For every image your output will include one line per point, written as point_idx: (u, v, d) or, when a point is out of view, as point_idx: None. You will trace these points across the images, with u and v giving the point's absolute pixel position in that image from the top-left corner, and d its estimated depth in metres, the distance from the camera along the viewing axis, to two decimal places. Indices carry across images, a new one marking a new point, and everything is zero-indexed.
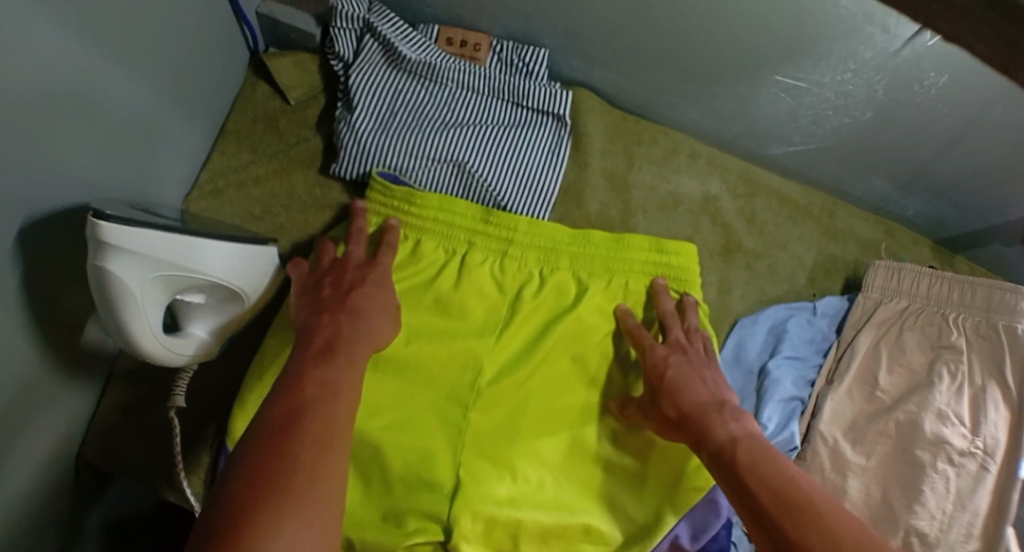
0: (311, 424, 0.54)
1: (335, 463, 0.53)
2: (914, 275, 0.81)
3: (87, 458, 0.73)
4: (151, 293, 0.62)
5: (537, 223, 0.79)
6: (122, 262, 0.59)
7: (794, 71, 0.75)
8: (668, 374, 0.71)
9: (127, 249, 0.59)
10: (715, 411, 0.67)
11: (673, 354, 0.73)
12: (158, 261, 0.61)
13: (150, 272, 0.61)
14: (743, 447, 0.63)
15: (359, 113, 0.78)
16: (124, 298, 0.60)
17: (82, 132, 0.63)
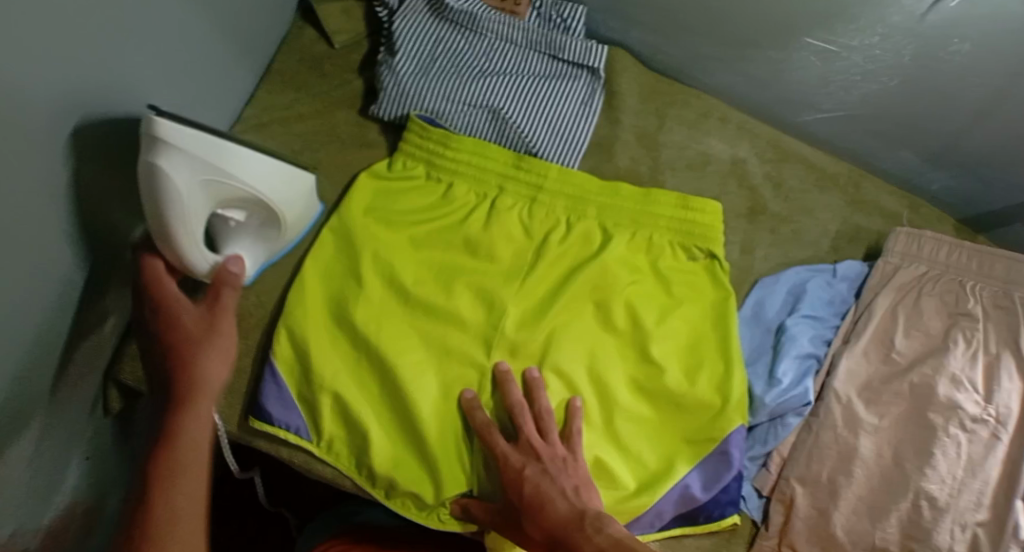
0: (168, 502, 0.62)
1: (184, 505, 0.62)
2: (935, 242, 0.83)
3: (115, 375, 0.75)
4: (196, 198, 0.65)
5: (568, 173, 0.82)
6: (172, 160, 0.63)
7: (825, 34, 0.77)
8: (527, 488, 0.70)
9: (178, 148, 0.63)
10: (576, 527, 0.67)
11: (550, 463, 0.72)
12: (210, 166, 0.65)
13: (197, 176, 0.64)
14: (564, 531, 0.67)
15: (401, 56, 0.81)
16: (172, 196, 0.64)
17: (145, 49, 0.67)
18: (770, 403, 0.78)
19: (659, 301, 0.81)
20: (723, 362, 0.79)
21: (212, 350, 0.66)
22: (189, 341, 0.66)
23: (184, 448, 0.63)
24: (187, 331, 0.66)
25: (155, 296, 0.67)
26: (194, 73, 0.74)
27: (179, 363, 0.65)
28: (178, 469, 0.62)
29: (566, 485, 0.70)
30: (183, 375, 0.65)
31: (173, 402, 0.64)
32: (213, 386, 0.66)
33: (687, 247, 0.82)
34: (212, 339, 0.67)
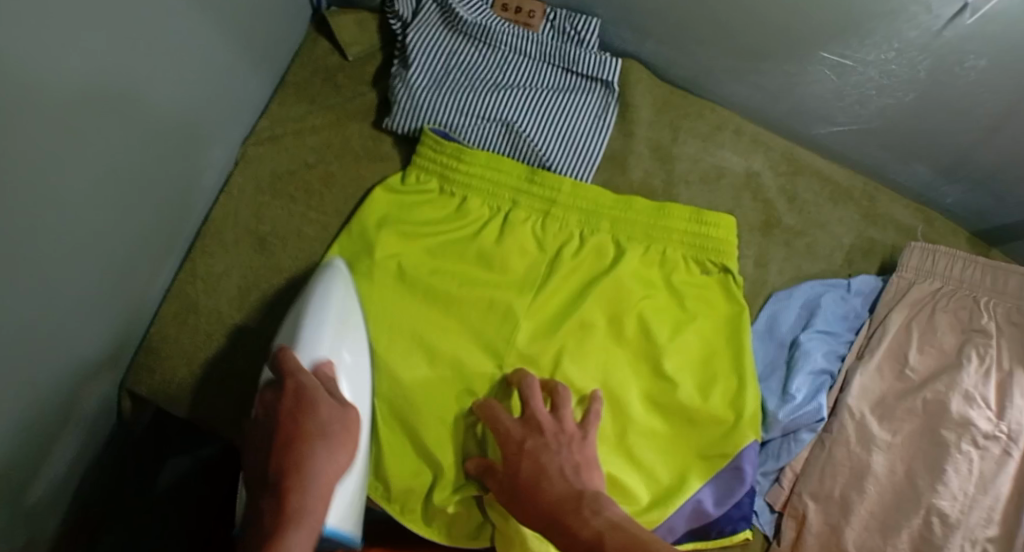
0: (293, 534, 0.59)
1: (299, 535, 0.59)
2: (949, 258, 0.82)
3: (131, 385, 0.74)
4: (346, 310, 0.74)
5: (581, 187, 0.81)
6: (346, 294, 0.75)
7: (840, 48, 0.77)
8: (521, 468, 0.68)
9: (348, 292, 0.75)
10: (573, 508, 0.63)
11: (552, 443, 0.69)
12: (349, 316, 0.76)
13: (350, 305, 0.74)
14: (557, 508, 0.64)
15: (415, 69, 0.81)
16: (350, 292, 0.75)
17: (162, 67, 0.66)
18: (783, 419, 0.78)
19: (673, 316, 0.81)
20: (736, 377, 0.79)
21: (331, 450, 0.63)
22: (317, 439, 0.63)
23: (303, 529, 0.59)
24: (301, 440, 0.63)
25: (286, 401, 0.65)
26: (209, 87, 0.73)
27: (296, 447, 0.63)
28: (295, 533, 0.59)
29: (566, 464, 0.68)
30: (299, 461, 0.62)
31: (284, 478, 0.61)
32: (335, 477, 0.63)
33: (700, 261, 0.82)
34: (339, 446, 0.64)
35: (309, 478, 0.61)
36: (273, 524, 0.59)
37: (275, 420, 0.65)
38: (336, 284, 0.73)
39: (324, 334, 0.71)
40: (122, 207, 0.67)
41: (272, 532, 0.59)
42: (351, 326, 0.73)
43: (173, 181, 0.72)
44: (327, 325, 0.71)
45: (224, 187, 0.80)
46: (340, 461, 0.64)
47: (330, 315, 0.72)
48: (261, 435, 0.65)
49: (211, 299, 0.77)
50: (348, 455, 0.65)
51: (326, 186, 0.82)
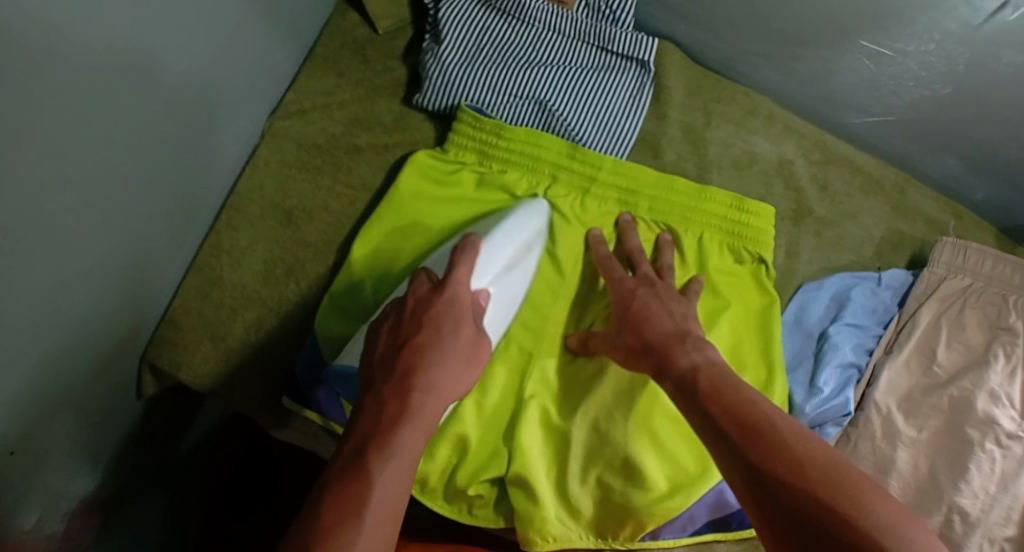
0: (389, 460, 0.55)
1: (410, 447, 0.56)
2: (980, 254, 0.81)
3: (153, 358, 0.72)
4: (527, 255, 0.75)
5: (623, 165, 0.80)
6: (531, 215, 0.76)
7: (879, 37, 0.76)
8: (632, 306, 0.72)
9: (535, 225, 0.76)
10: (676, 341, 0.67)
11: (658, 290, 0.73)
12: (522, 261, 0.74)
13: (533, 232, 0.76)
14: (703, 374, 0.63)
15: (446, 44, 0.79)
16: (533, 232, 0.76)
17: (192, 33, 0.64)
18: (810, 411, 0.77)
19: (706, 303, 0.78)
20: (765, 369, 0.77)
21: (456, 362, 0.62)
22: (452, 353, 0.62)
23: (413, 435, 0.57)
24: (432, 346, 0.61)
25: (435, 302, 0.64)
26: (237, 53, 0.72)
27: (428, 343, 0.61)
28: (383, 468, 0.54)
29: (675, 310, 0.71)
30: (425, 365, 0.60)
31: (406, 379, 0.59)
32: (451, 394, 0.61)
33: (735, 249, 0.80)
34: (462, 362, 0.62)
35: (417, 397, 0.59)
36: (377, 427, 0.56)
37: (419, 312, 0.63)
38: (529, 214, 0.76)
39: (503, 252, 0.72)
40: (147, 177, 0.65)
41: (368, 443, 0.55)
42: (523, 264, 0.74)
43: (198, 149, 0.71)
44: (509, 249, 0.72)
45: (249, 159, 0.78)
46: (455, 386, 0.61)
47: (508, 251, 0.72)
48: (408, 318, 0.63)
49: (236, 272, 0.75)
50: (464, 383, 0.62)
51: (354, 160, 0.81)
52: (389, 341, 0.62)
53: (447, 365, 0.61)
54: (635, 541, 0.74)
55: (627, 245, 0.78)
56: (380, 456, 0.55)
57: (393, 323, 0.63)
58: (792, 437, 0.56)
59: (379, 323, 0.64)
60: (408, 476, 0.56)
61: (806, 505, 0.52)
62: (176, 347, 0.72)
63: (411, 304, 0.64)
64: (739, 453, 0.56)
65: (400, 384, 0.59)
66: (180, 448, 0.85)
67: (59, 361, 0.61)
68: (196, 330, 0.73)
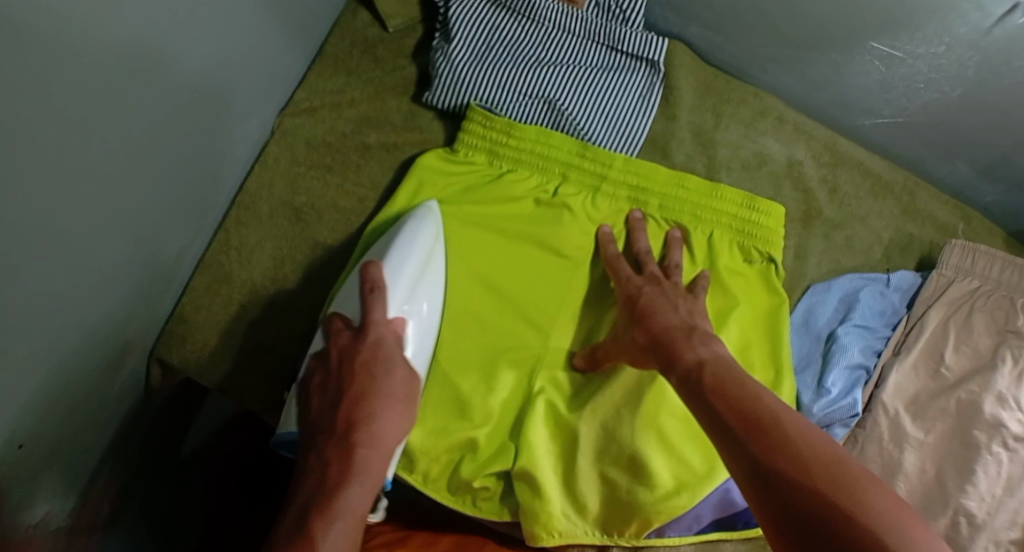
0: (335, 515, 0.58)
1: (358, 497, 0.59)
2: (988, 258, 0.82)
3: (161, 354, 0.72)
4: (430, 267, 0.72)
5: (632, 162, 0.80)
6: (422, 222, 0.73)
7: (890, 40, 0.76)
8: (639, 302, 0.72)
9: (418, 227, 0.72)
10: (683, 336, 0.67)
11: (665, 288, 0.73)
12: (427, 278, 0.72)
13: (428, 241, 0.73)
14: (709, 370, 0.63)
15: (456, 43, 0.79)
16: (432, 244, 0.73)
17: (203, 31, 0.64)
18: (818, 412, 0.77)
19: (715, 302, 0.79)
20: (773, 368, 0.77)
21: (383, 407, 0.63)
22: (388, 398, 0.64)
23: (355, 489, 0.59)
24: (367, 398, 0.63)
25: (362, 350, 0.65)
26: (248, 52, 0.72)
27: (360, 399, 0.63)
28: (329, 527, 0.57)
29: (682, 307, 0.72)
30: (360, 418, 0.62)
31: (347, 433, 0.61)
32: (391, 437, 0.63)
33: (744, 248, 0.80)
34: (390, 405, 0.63)
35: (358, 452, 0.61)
36: (327, 482, 0.59)
37: (349, 361, 0.65)
38: (424, 222, 0.73)
39: (407, 269, 0.70)
40: (158, 175, 0.65)
41: (319, 503, 0.59)
42: (428, 276, 0.72)
43: (207, 147, 0.70)
44: (411, 264, 0.70)
45: (259, 157, 0.78)
46: (390, 430, 0.63)
47: (408, 272, 0.70)
48: (335, 375, 0.65)
49: (245, 269, 0.75)
50: (402, 424, 0.64)
51: (363, 158, 0.81)
52: (326, 395, 0.64)
53: (382, 413, 0.63)
54: (641, 539, 0.73)
55: (635, 245, 0.78)
56: (328, 515, 0.58)
57: (327, 378, 0.65)
58: (798, 434, 0.56)
59: (314, 374, 0.66)
60: (356, 531, 0.59)
61: (813, 504, 0.51)
62: (185, 343, 0.72)
63: (341, 358, 0.65)
64: (745, 449, 0.56)
65: (336, 441, 0.61)
66: (188, 445, 0.86)
67: (68, 357, 0.61)
68: (204, 328, 0.73)
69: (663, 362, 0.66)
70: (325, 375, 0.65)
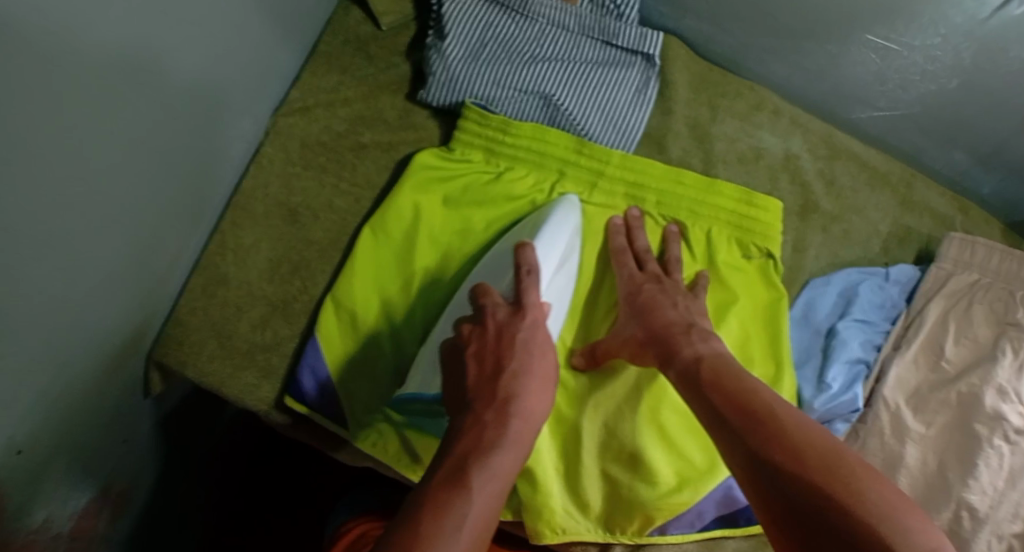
0: (479, 479, 0.54)
1: (508, 466, 0.56)
2: (987, 249, 0.81)
3: (158, 357, 0.71)
4: (570, 253, 0.74)
5: (629, 158, 0.79)
6: (565, 214, 0.74)
7: (886, 31, 0.76)
8: (640, 298, 0.72)
9: (569, 220, 0.74)
10: (680, 333, 0.67)
11: (665, 284, 0.73)
12: (569, 259, 0.74)
13: (572, 230, 0.75)
14: (707, 363, 0.63)
15: (450, 41, 0.78)
16: (575, 229, 0.75)
17: (198, 30, 0.64)
18: (819, 407, 0.76)
19: (715, 298, 0.78)
20: (773, 364, 0.76)
21: (539, 383, 0.61)
22: (536, 374, 0.61)
23: (508, 451, 0.56)
24: (522, 373, 0.61)
25: (521, 327, 0.63)
26: (243, 49, 0.71)
27: (518, 373, 0.61)
28: (481, 491, 0.53)
29: (681, 302, 0.72)
30: (515, 391, 0.60)
31: (502, 403, 0.59)
32: (538, 413, 0.60)
33: (744, 243, 0.80)
34: (546, 382, 0.62)
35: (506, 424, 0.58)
36: (471, 445, 0.56)
37: (507, 336, 0.63)
38: (568, 214, 0.75)
39: (555, 252, 0.71)
40: (153, 175, 0.64)
41: (468, 466, 0.54)
42: (570, 261, 0.74)
43: (204, 148, 0.70)
44: (559, 247, 0.72)
45: (253, 157, 0.78)
46: (540, 408, 0.60)
47: (558, 245, 0.72)
48: (493, 348, 0.62)
49: (241, 271, 0.75)
50: (545, 404, 0.61)
51: (359, 158, 0.80)
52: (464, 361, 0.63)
53: (536, 386, 0.61)
54: (643, 536, 0.73)
55: (613, 244, 0.77)
56: (477, 479, 0.54)
57: (472, 348, 0.63)
58: (794, 425, 0.55)
59: (452, 347, 0.64)
60: (502, 495, 0.55)
61: (805, 494, 0.51)
62: (181, 345, 0.71)
63: (490, 328, 0.63)
64: (741, 440, 0.56)
65: (478, 412, 0.58)
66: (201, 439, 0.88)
67: (65, 361, 0.60)
68: (200, 330, 0.73)
69: (663, 356, 0.67)
70: (464, 343, 0.63)
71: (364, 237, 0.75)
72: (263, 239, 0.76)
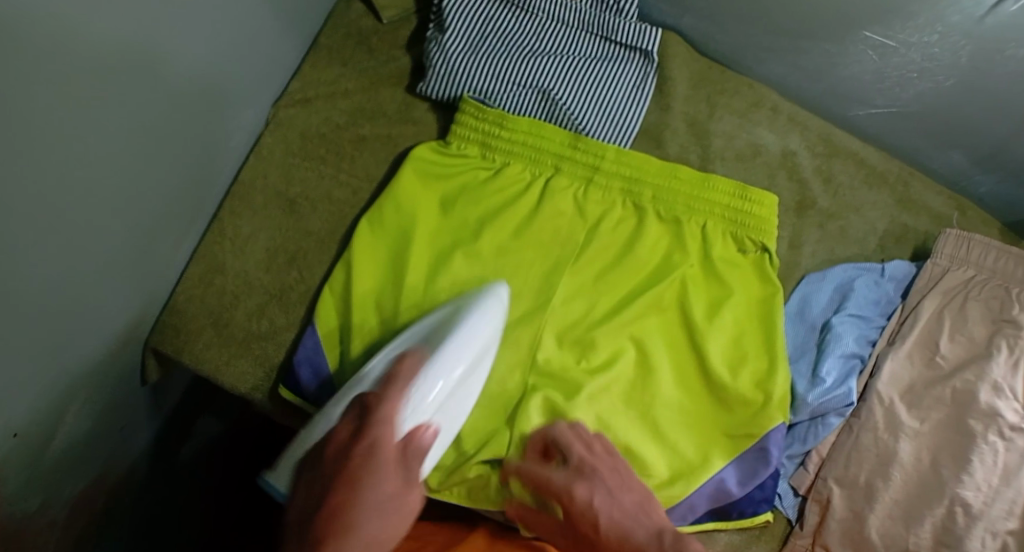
0: None
1: None
2: (983, 247, 0.81)
3: (156, 344, 0.73)
4: (477, 366, 0.70)
5: (625, 153, 0.79)
6: (479, 319, 0.70)
7: (884, 29, 0.76)
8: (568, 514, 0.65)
9: (487, 326, 0.70)
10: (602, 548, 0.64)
11: (583, 473, 0.66)
12: (474, 367, 0.69)
13: (485, 345, 0.70)
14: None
15: (449, 34, 0.79)
16: (486, 349, 0.70)
17: (201, 23, 0.65)
18: (812, 402, 0.77)
19: (709, 294, 0.79)
20: (766, 359, 0.77)
21: (389, 501, 0.58)
22: (386, 486, 0.58)
23: None
24: (357, 489, 0.58)
25: (374, 433, 0.60)
26: (245, 42, 0.72)
27: (354, 496, 0.57)
28: None
29: (598, 506, 0.64)
30: (347, 519, 0.56)
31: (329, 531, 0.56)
32: (382, 537, 0.57)
33: (738, 239, 0.80)
34: (403, 497, 0.59)
35: (371, 505, 0.58)
36: None
37: (359, 445, 0.60)
38: (485, 319, 0.70)
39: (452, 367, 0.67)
40: (154, 166, 0.65)
41: None
42: (473, 375, 0.70)
43: (204, 141, 0.71)
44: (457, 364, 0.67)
45: (254, 148, 0.79)
46: (387, 531, 0.58)
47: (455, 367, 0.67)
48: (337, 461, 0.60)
49: (238, 261, 0.76)
50: (403, 519, 0.59)
51: (357, 149, 0.81)
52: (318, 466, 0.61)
53: (377, 506, 0.58)
54: None
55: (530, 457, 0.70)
56: None
57: (327, 454, 0.61)
58: None
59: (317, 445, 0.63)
60: None
61: None
62: (179, 332, 0.73)
63: (341, 436, 0.61)
64: None
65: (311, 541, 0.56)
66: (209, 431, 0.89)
67: (63, 347, 0.61)
68: (197, 318, 0.73)
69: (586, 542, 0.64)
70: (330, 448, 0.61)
71: (362, 230, 0.76)
72: (261, 229, 0.77)
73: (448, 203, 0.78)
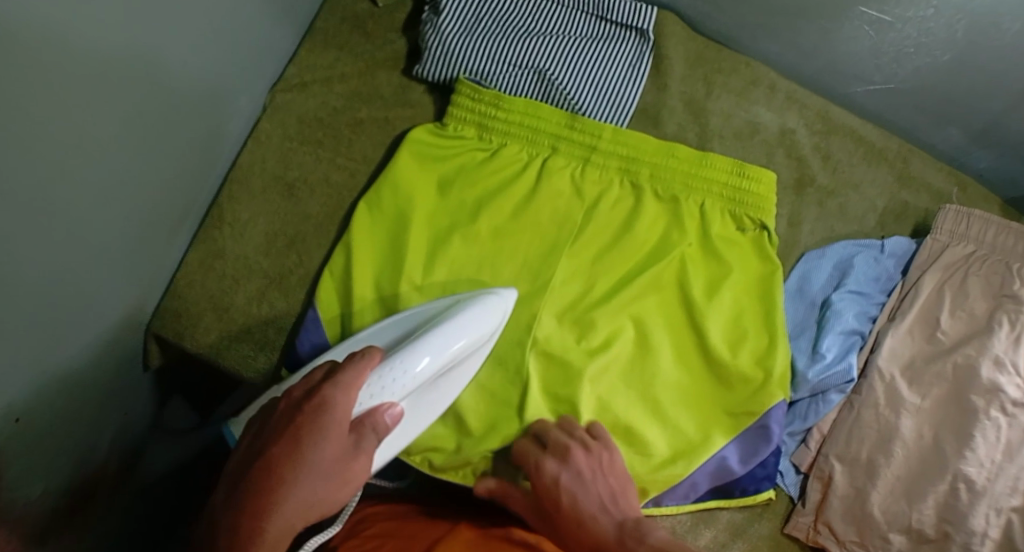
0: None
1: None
2: (983, 222, 0.81)
3: (157, 329, 0.73)
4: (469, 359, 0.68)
5: (622, 132, 0.79)
6: (477, 312, 0.67)
7: (879, 5, 0.76)
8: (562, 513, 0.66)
9: (486, 322, 0.67)
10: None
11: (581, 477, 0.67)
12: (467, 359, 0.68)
13: (481, 338, 0.67)
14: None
15: (445, 15, 0.79)
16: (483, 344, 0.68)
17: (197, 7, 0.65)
18: (812, 379, 0.77)
19: (709, 273, 0.79)
20: (766, 336, 0.77)
21: (332, 464, 0.57)
22: (327, 448, 0.57)
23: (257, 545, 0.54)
24: (306, 444, 0.57)
25: (333, 396, 0.59)
26: (240, 27, 0.72)
27: (298, 447, 0.57)
28: None
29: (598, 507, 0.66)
30: (289, 474, 0.56)
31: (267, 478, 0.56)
32: (319, 502, 0.56)
33: (737, 217, 0.80)
34: (344, 462, 0.58)
35: (306, 461, 0.56)
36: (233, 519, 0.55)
37: (313, 402, 0.59)
38: (484, 315, 0.67)
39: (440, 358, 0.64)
40: (152, 151, 0.65)
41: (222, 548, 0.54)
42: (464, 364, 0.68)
43: (201, 126, 0.71)
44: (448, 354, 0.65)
45: (251, 133, 0.79)
46: (324, 497, 0.57)
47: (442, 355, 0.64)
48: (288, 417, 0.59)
49: (237, 245, 0.76)
50: (346, 488, 0.58)
51: (355, 133, 0.81)
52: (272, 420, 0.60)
53: (320, 467, 0.57)
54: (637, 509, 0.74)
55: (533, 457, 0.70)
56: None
57: (283, 410, 0.60)
58: None
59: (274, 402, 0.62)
60: None
61: None
62: (180, 317, 0.73)
63: (300, 396, 0.60)
64: None
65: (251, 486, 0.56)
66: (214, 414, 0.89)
67: (63, 331, 0.61)
68: (198, 302, 0.74)
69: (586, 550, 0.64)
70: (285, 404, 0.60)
71: (360, 212, 0.76)
72: (260, 213, 0.77)
73: (445, 185, 0.78)
